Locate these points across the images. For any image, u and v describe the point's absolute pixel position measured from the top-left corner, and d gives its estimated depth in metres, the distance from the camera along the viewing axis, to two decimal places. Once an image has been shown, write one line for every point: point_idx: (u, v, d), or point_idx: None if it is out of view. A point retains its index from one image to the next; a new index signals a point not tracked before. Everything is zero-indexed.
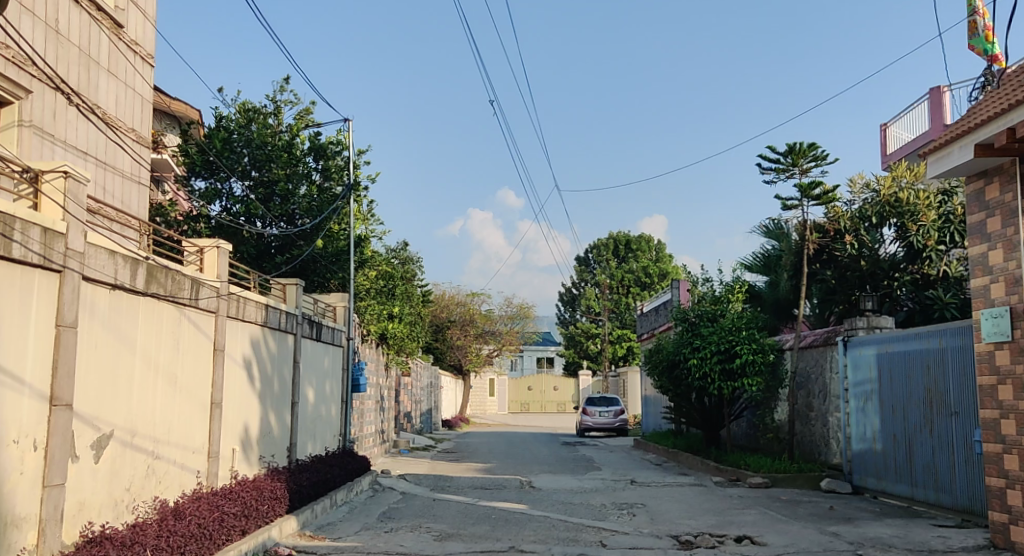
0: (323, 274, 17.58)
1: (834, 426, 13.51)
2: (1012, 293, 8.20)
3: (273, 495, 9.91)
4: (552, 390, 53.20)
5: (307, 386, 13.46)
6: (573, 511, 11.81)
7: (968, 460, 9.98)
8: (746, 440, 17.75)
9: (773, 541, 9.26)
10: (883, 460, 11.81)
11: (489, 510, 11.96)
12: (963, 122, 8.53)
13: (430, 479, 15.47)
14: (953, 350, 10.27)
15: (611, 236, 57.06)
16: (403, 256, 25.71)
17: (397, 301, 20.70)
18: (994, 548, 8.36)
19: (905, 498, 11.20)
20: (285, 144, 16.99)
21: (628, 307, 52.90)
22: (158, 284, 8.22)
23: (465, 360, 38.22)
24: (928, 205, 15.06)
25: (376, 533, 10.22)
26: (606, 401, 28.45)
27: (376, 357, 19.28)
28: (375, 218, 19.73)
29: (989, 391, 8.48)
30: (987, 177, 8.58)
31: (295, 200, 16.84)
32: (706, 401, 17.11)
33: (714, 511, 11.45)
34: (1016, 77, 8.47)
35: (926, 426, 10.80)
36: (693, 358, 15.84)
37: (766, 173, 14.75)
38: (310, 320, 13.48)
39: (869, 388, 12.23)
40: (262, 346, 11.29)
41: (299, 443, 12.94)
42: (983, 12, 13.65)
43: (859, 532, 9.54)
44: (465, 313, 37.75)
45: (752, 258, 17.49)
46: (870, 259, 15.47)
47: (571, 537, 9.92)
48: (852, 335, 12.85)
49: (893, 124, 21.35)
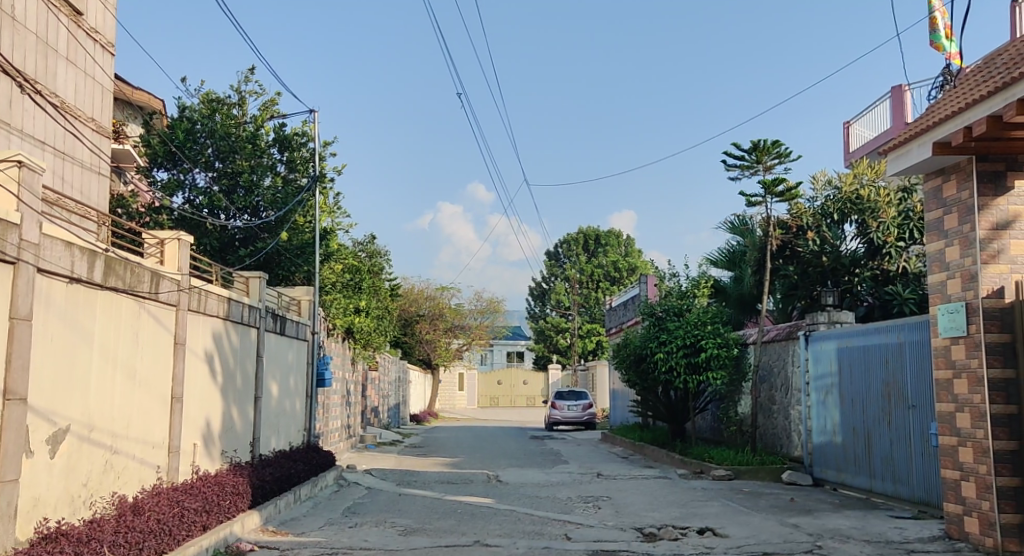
0: (287, 267, 17.34)
1: (795, 419, 13.69)
2: (968, 289, 8.33)
3: (235, 490, 9.83)
4: (522, 384, 53.20)
5: (270, 381, 13.34)
6: (539, 505, 11.85)
7: (925, 452, 10.13)
8: (713, 433, 17.89)
9: (735, 533, 9.36)
10: (843, 453, 11.98)
11: (455, 505, 11.94)
12: (921, 121, 8.67)
13: (397, 474, 15.41)
14: (911, 344, 10.41)
15: (581, 231, 57.47)
16: (371, 249, 25.55)
17: (364, 295, 20.58)
18: (949, 539, 8.51)
19: (865, 490, 11.38)
20: (250, 135, 16.89)
21: (598, 302, 53.22)
22: (117, 277, 8.08)
23: (434, 355, 38.27)
24: (888, 202, 15.30)
25: (339, 528, 10.16)
26: (576, 395, 28.48)
27: (343, 351, 19.20)
28: (341, 210, 19.53)
29: (944, 385, 8.64)
30: (944, 175, 8.71)
31: (259, 192, 16.72)
32: (672, 395, 17.26)
33: (678, 504, 11.56)
34: (973, 77, 8.62)
35: (885, 419, 10.95)
36: (659, 352, 15.87)
37: (731, 169, 14.90)
38: (273, 314, 13.34)
39: (830, 381, 12.41)
40: (225, 340, 11.19)
41: (262, 438, 12.82)
42: (943, 10, 13.86)
43: (819, 523, 9.67)
44: (435, 307, 37.40)
45: (717, 253, 17.70)
46: (832, 255, 15.63)
47: (537, 531, 9.96)
48: (814, 329, 13.02)
49: (856, 121, 21.63)
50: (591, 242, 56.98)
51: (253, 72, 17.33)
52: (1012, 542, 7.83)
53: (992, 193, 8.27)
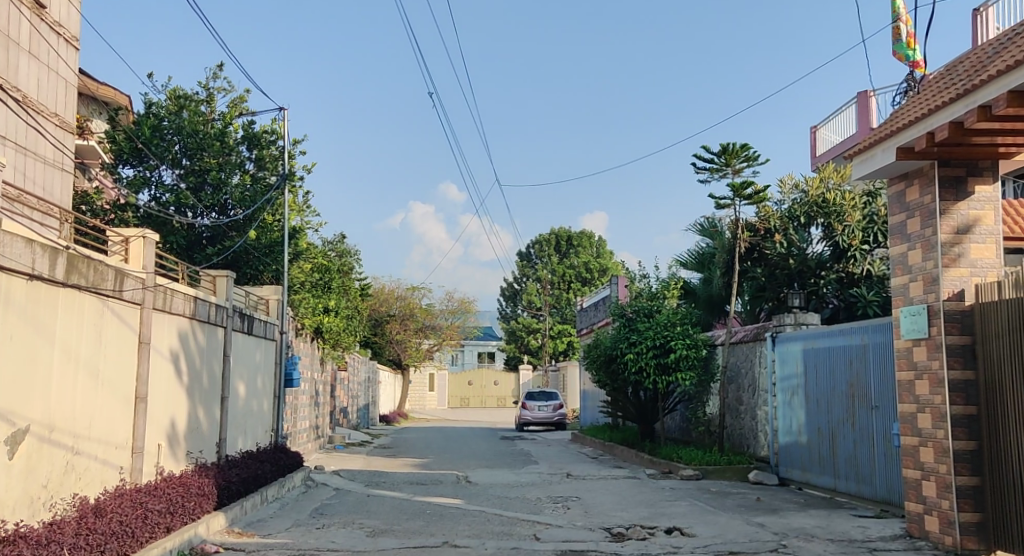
0: (256, 266, 17.21)
1: (762, 419, 13.83)
2: (930, 292, 8.45)
3: (200, 491, 9.73)
4: (493, 385, 53.19)
5: (237, 381, 13.23)
6: (508, 505, 11.86)
7: (887, 452, 10.27)
8: (681, 433, 17.99)
9: (702, 533, 9.43)
10: (808, 453, 12.11)
11: (424, 505, 11.92)
12: (884, 126, 8.80)
13: (365, 475, 15.34)
14: (875, 345, 10.55)
15: (553, 232, 57.65)
16: (341, 248, 25.43)
17: (333, 294, 20.47)
18: (910, 537, 8.64)
19: (829, 489, 11.51)
20: (218, 132, 16.74)
21: (569, 303, 53.41)
22: (80, 275, 7.96)
23: (405, 356, 38.17)
24: (853, 205, 15.52)
25: (307, 529, 10.11)
26: (547, 395, 28.54)
27: (311, 351, 19.08)
28: (311, 209, 19.39)
29: (907, 386, 8.76)
30: (908, 180, 8.84)
31: (227, 189, 16.59)
32: (641, 395, 17.34)
33: (646, 504, 11.62)
34: (936, 84, 8.76)
35: (849, 419, 11.08)
36: (629, 353, 15.91)
37: (701, 172, 15.04)
38: (240, 313, 13.23)
39: (795, 382, 12.55)
40: (191, 339, 11.08)
41: (228, 438, 12.70)
42: (906, 19, 14.09)
43: (784, 522, 9.77)
44: (405, 307, 37.26)
45: (687, 255, 17.88)
46: (798, 258, 15.85)
47: (506, 531, 9.97)
48: (780, 331, 13.16)
49: (822, 126, 21.88)
50: (563, 242, 57.17)
51: (222, 69, 17.15)
52: (970, 540, 7.93)
53: (953, 198, 8.40)
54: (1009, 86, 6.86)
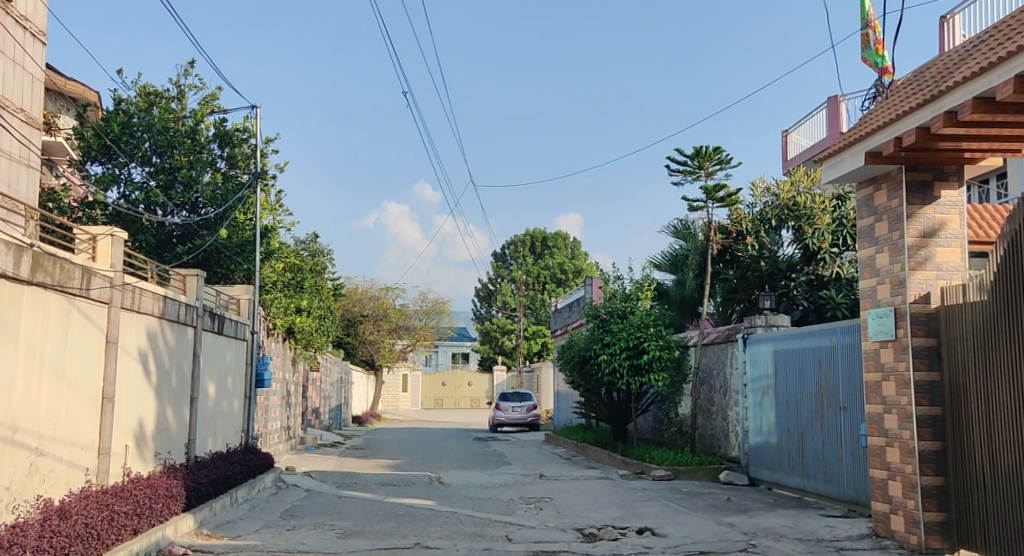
0: (227, 265, 17.08)
1: (733, 420, 13.92)
2: (897, 294, 8.55)
3: (168, 492, 9.62)
4: (466, 385, 53.12)
5: (207, 381, 13.11)
6: (480, 506, 11.86)
7: (855, 453, 10.38)
8: (654, 434, 18.08)
9: (673, 533, 9.48)
10: (778, 454, 12.21)
11: (396, 507, 11.88)
12: (853, 131, 8.89)
13: (337, 476, 15.26)
14: (843, 347, 10.66)
15: (527, 232, 57.78)
16: (314, 247, 25.29)
17: (306, 294, 20.35)
18: (876, 536, 8.75)
19: (798, 489, 11.61)
20: (189, 130, 16.59)
21: (544, 303, 53.52)
22: (45, 273, 7.85)
23: (378, 356, 38.04)
24: (823, 209, 15.68)
25: (277, 531, 10.04)
26: (520, 396, 28.56)
27: (283, 351, 18.95)
28: (283, 208, 19.26)
29: (874, 387, 8.86)
30: (876, 184, 8.94)
31: (198, 187, 16.43)
32: (614, 395, 17.40)
33: (618, 504, 11.66)
34: (904, 90, 8.86)
35: (818, 420, 11.18)
36: (603, 354, 15.94)
37: (674, 174, 15.13)
38: (211, 313, 13.11)
39: (766, 383, 12.65)
40: (160, 339, 10.97)
41: (197, 439, 12.58)
42: (875, 25, 14.26)
43: (754, 522, 9.84)
44: (379, 307, 37.09)
45: (661, 257, 17.97)
46: (770, 260, 15.99)
47: (478, 532, 9.95)
48: (751, 332, 13.25)
49: (793, 130, 22.09)
50: (538, 243, 57.29)
51: (193, 66, 16.97)
52: (935, 539, 8.04)
53: (920, 202, 8.50)
54: (975, 93, 6.96)
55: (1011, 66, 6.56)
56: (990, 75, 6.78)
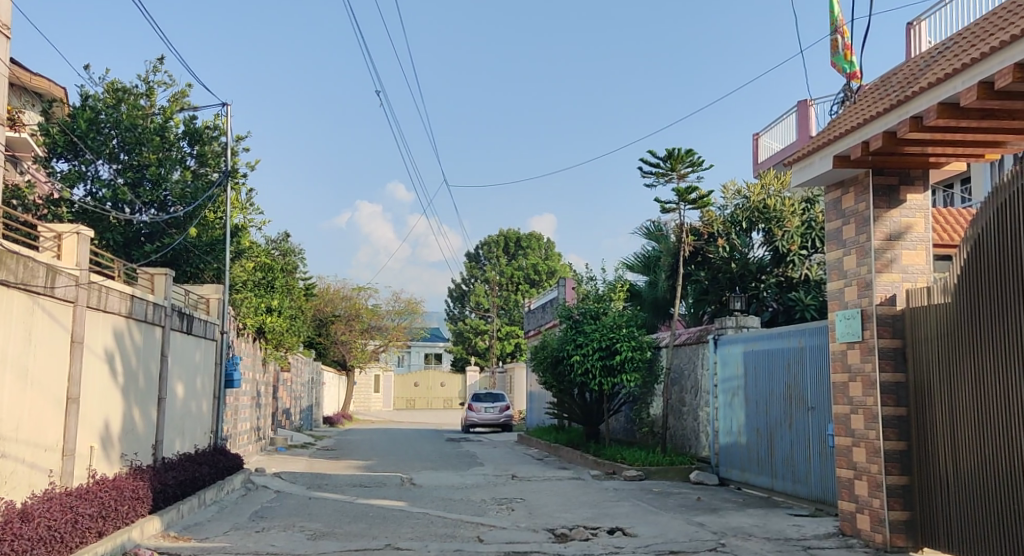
0: (196, 264, 16.91)
1: (703, 420, 14.01)
2: (863, 296, 8.64)
3: (134, 494, 9.50)
4: (439, 386, 53.00)
5: (175, 381, 12.97)
6: (452, 507, 11.83)
7: (822, 453, 10.47)
8: (625, 434, 18.14)
9: (644, 533, 9.52)
10: (747, 454, 12.30)
11: (366, 508, 11.82)
12: (821, 135, 8.97)
13: (307, 477, 15.15)
14: (811, 348, 10.75)
15: (501, 233, 57.88)
16: (285, 247, 25.11)
17: (277, 294, 20.20)
18: (842, 535, 8.84)
19: (766, 489, 11.70)
20: (158, 127, 16.41)
21: (517, 304, 53.57)
22: (8, 271, 7.71)
23: (350, 356, 37.84)
24: (793, 212, 15.79)
25: (245, 533, 9.95)
26: (493, 397, 28.54)
27: (253, 352, 18.79)
28: (254, 207, 19.10)
29: (841, 387, 8.95)
30: (844, 187, 9.03)
31: (167, 185, 16.28)
32: (587, 396, 17.44)
33: (589, 504, 11.69)
34: (872, 94, 8.96)
35: (786, 421, 11.28)
36: (575, 354, 15.98)
37: (647, 176, 15.20)
38: (179, 312, 12.96)
39: (736, 384, 12.73)
40: (127, 338, 10.83)
41: (165, 440, 12.44)
42: (844, 31, 14.43)
43: (723, 522, 9.91)
44: (351, 307, 36.90)
45: (633, 258, 18.06)
46: (740, 261, 16.15)
47: (449, 533, 9.92)
48: (722, 333, 13.33)
49: (764, 134, 22.28)
50: (511, 244, 57.39)
51: (163, 62, 16.77)
52: (899, 538, 8.13)
53: (887, 205, 8.59)
54: (940, 99, 7.05)
55: (975, 72, 6.65)
56: (954, 80, 6.87)
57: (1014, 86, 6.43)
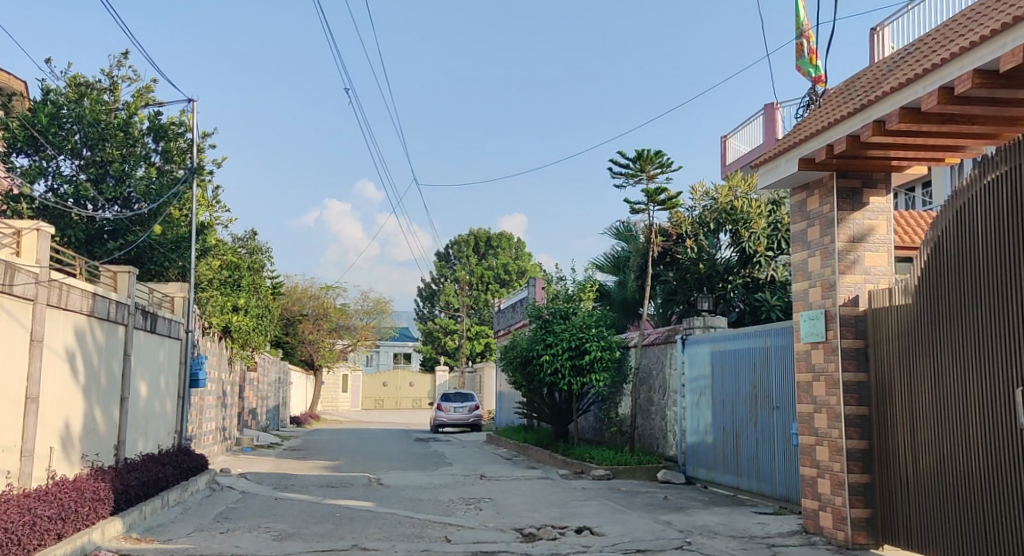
0: (161, 262, 16.69)
1: (671, 419, 14.09)
2: (827, 297, 8.73)
3: (95, 495, 9.35)
4: (408, 385, 52.81)
5: (139, 381, 12.79)
6: (420, 507, 11.78)
7: (786, 451, 10.56)
8: (594, 434, 18.18)
9: (611, 532, 9.54)
10: (714, 453, 12.38)
11: (333, 508, 11.74)
12: (787, 138, 9.04)
13: (273, 477, 15.01)
14: (777, 348, 10.85)
15: (471, 232, 57.85)
16: (252, 245, 24.87)
17: (243, 293, 20.01)
18: (805, 532, 8.93)
19: (732, 487, 11.79)
20: (122, 122, 16.17)
21: (487, 304, 53.55)
22: None
23: (317, 356, 37.58)
24: (759, 214, 16.01)
25: (209, 534, 9.84)
26: (462, 397, 28.49)
27: (219, 351, 18.59)
28: (220, 205, 18.91)
29: (805, 387, 9.04)
30: (809, 189, 9.11)
31: (131, 182, 16.06)
32: (556, 396, 17.46)
33: (557, 504, 11.69)
34: (836, 98, 9.05)
35: (752, 420, 11.36)
36: (545, 354, 15.98)
37: (616, 177, 15.23)
38: (143, 311, 12.78)
39: (703, 383, 12.81)
40: (88, 337, 10.66)
41: (128, 441, 12.26)
42: (809, 35, 14.56)
43: (689, 520, 9.96)
44: (319, 306, 36.65)
45: (603, 259, 18.12)
46: (708, 262, 16.24)
47: (416, 533, 9.88)
48: (690, 333, 13.40)
49: (732, 136, 22.44)
50: (481, 244, 57.39)
51: (127, 57, 16.53)
52: (860, 535, 8.22)
53: (850, 207, 8.69)
54: (902, 103, 7.14)
55: (936, 78, 6.75)
56: (915, 85, 6.97)
57: (974, 91, 6.54)
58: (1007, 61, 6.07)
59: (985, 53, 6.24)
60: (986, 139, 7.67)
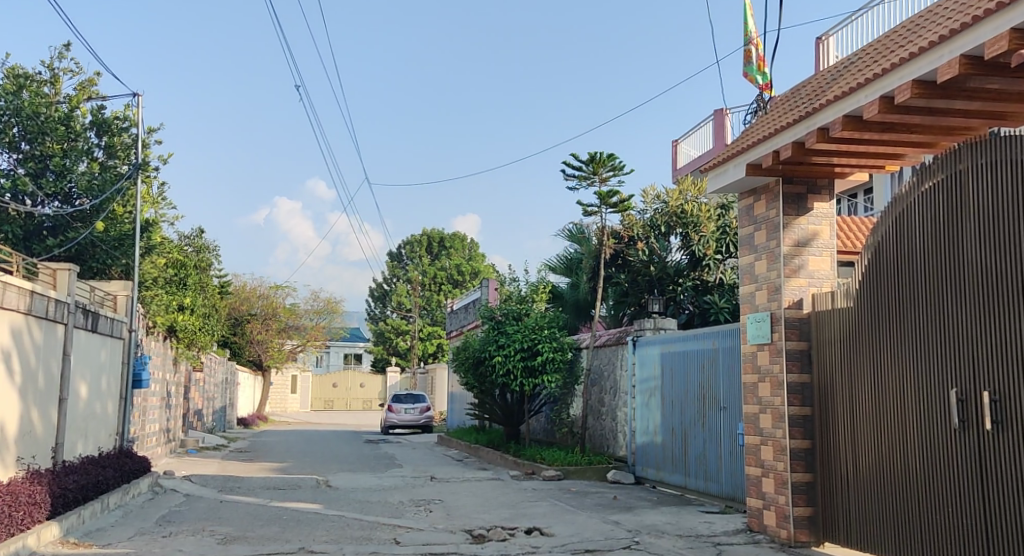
0: (103, 260, 16.31)
1: (621, 420, 14.16)
2: (773, 300, 8.82)
3: (30, 499, 9.06)
4: (358, 386, 52.40)
5: (78, 381, 12.46)
6: (368, 509, 11.64)
7: (732, 451, 10.67)
8: (545, 435, 18.19)
9: (560, 532, 9.53)
10: (662, 453, 12.46)
11: (280, 511, 11.56)
12: (735, 143, 9.12)
13: (219, 480, 14.73)
14: (724, 350, 10.96)
15: (424, 232, 57.70)
16: (199, 243, 24.44)
17: (189, 291, 19.64)
18: (750, 531, 9.02)
19: (680, 487, 11.87)
20: (63, 116, 15.74)
21: (439, 304, 53.38)
22: None
23: (266, 356, 36.99)
24: (708, 217, 16.22)
25: (151, 538, 9.62)
26: (413, 398, 28.34)
27: (163, 350, 18.21)
28: (166, 202, 18.54)
29: (751, 388, 9.13)
30: (756, 194, 9.21)
31: (72, 177, 15.69)
32: (508, 397, 17.43)
33: (507, 505, 11.65)
34: (783, 105, 9.16)
35: (700, 420, 11.46)
36: (497, 355, 15.93)
37: (569, 179, 15.26)
38: (84, 310, 12.46)
39: (653, 384, 12.89)
40: (25, 336, 10.34)
41: (66, 443, 11.93)
42: (757, 43, 14.76)
43: (637, 520, 10.00)
44: (267, 306, 36.20)
45: (556, 260, 18.14)
46: (659, 265, 16.38)
47: (364, 535, 9.77)
48: (640, 335, 13.48)
49: (683, 140, 22.66)
50: (434, 244, 57.33)
51: (70, 49, 16.12)
52: (802, 533, 8.32)
53: (795, 212, 8.80)
54: (845, 111, 7.23)
55: (877, 87, 6.84)
56: (858, 94, 7.06)
57: (913, 101, 6.65)
58: (944, 72, 6.18)
59: (924, 63, 6.35)
60: (924, 148, 7.82)
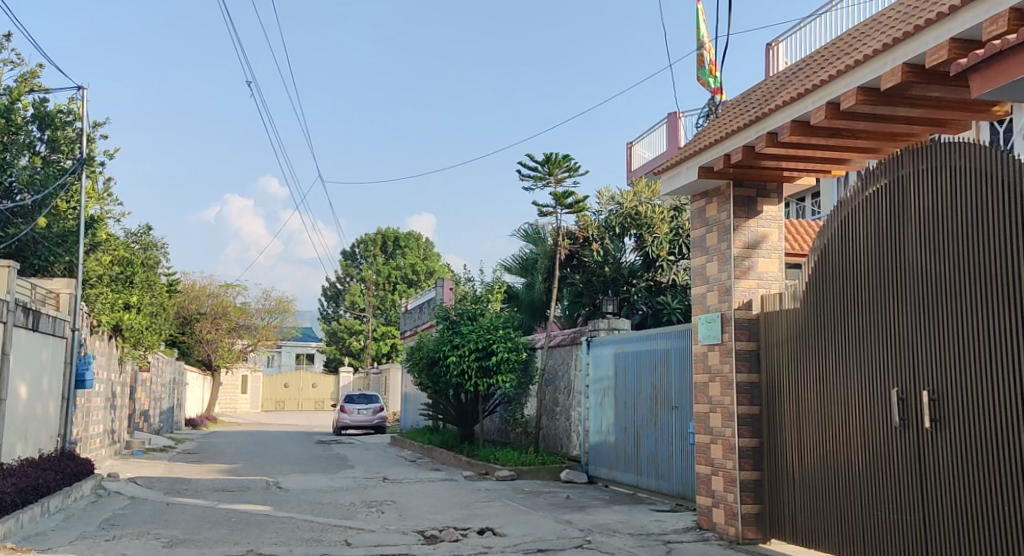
0: (45, 257, 15.87)
1: (575, 420, 14.18)
2: (723, 301, 8.89)
3: None
4: (311, 387, 51.81)
5: (18, 381, 12.11)
6: (319, 511, 11.50)
7: (683, 450, 10.73)
8: (499, 435, 18.16)
9: (512, 532, 9.50)
10: (615, 452, 12.49)
11: (228, 513, 11.35)
12: (688, 147, 9.17)
13: (166, 482, 14.44)
14: (676, 350, 11.03)
15: (378, 232, 57.37)
16: (146, 240, 23.96)
17: (136, 290, 19.24)
18: (700, 529, 9.07)
19: (632, 486, 11.92)
20: (3, 108, 15.27)
21: (394, 304, 53.04)
22: None
23: (215, 356, 36.32)
24: (662, 219, 16.32)
25: (93, 542, 9.38)
26: (366, 399, 28.10)
27: (108, 350, 17.79)
28: (113, 198, 18.13)
29: (701, 387, 9.19)
30: (707, 197, 9.28)
31: (13, 171, 15.27)
32: (462, 397, 17.35)
33: (460, 505, 11.58)
34: (734, 109, 9.23)
35: (652, 420, 11.51)
36: (452, 355, 15.85)
37: (525, 179, 15.26)
38: (24, 308, 12.11)
39: (606, 384, 12.91)
40: None
41: (4, 445, 11.57)
42: (709, 47, 14.91)
43: (589, 519, 10.01)
44: (217, 305, 35.63)
45: (511, 261, 18.12)
46: (613, 266, 16.46)
47: (314, 537, 9.63)
48: (594, 335, 13.51)
49: (637, 142, 22.79)
50: (389, 243, 57.04)
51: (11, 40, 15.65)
52: (750, 531, 8.39)
53: (746, 215, 8.87)
54: (793, 117, 7.30)
55: (824, 93, 6.93)
56: (805, 100, 7.14)
57: (858, 107, 6.74)
58: (887, 79, 6.27)
59: (869, 71, 6.44)
60: (870, 153, 7.93)
